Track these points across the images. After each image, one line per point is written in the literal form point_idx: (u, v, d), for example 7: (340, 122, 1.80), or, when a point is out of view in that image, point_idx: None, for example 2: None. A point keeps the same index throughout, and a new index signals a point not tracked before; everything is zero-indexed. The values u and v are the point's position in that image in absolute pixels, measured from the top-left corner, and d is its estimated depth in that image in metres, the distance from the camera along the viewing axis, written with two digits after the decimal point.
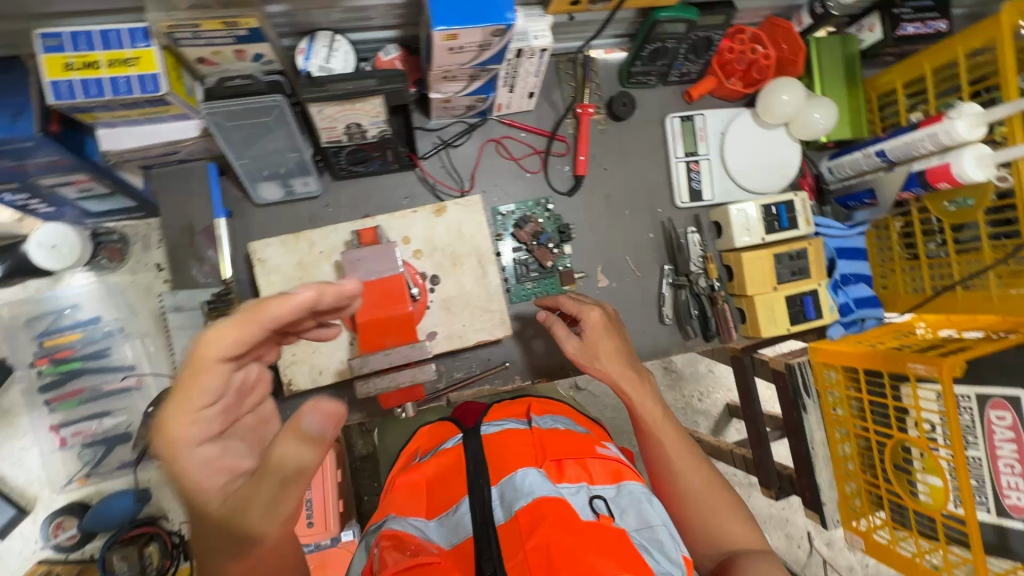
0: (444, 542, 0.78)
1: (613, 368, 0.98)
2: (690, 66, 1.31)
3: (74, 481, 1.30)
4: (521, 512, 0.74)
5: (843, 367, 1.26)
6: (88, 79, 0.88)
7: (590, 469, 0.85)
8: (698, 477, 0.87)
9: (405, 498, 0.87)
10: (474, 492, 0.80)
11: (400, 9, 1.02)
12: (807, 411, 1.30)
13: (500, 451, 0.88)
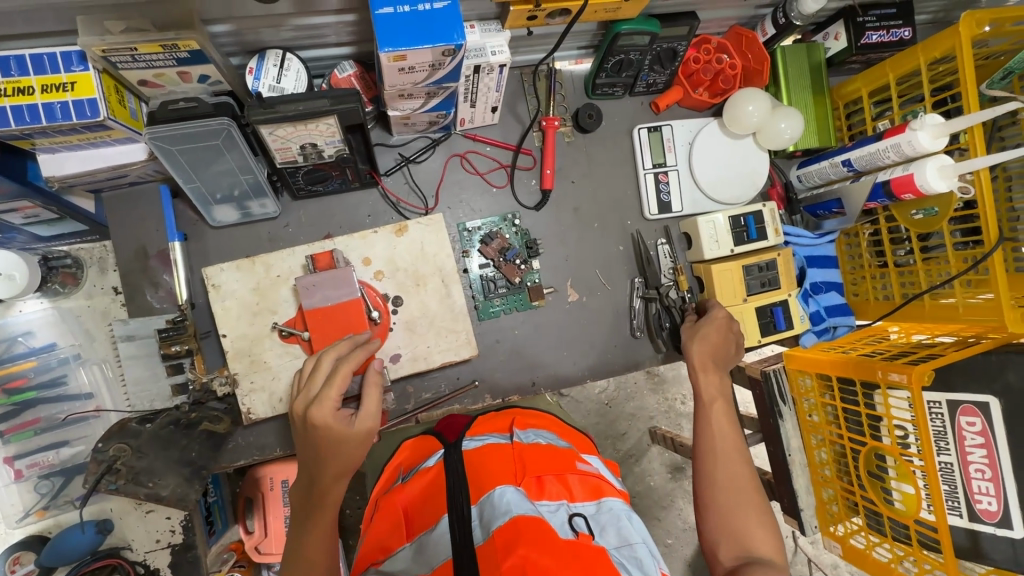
0: (423, 565, 0.73)
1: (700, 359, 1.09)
2: (656, 77, 1.29)
3: (31, 514, 1.27)
4: (498, 532, 0.70)
5: (817, 374, 1.24)
6: (19, 106, 0.84)
7: (570, 485, 0.84)
8: (740, 463, 0.90)
9: (383, 529, 0.85)
10: (453, 511, 0.77)
11: (352, 26, 0.99)
12: (783, 418, 1.28)
13: (480, 466, 0.85)
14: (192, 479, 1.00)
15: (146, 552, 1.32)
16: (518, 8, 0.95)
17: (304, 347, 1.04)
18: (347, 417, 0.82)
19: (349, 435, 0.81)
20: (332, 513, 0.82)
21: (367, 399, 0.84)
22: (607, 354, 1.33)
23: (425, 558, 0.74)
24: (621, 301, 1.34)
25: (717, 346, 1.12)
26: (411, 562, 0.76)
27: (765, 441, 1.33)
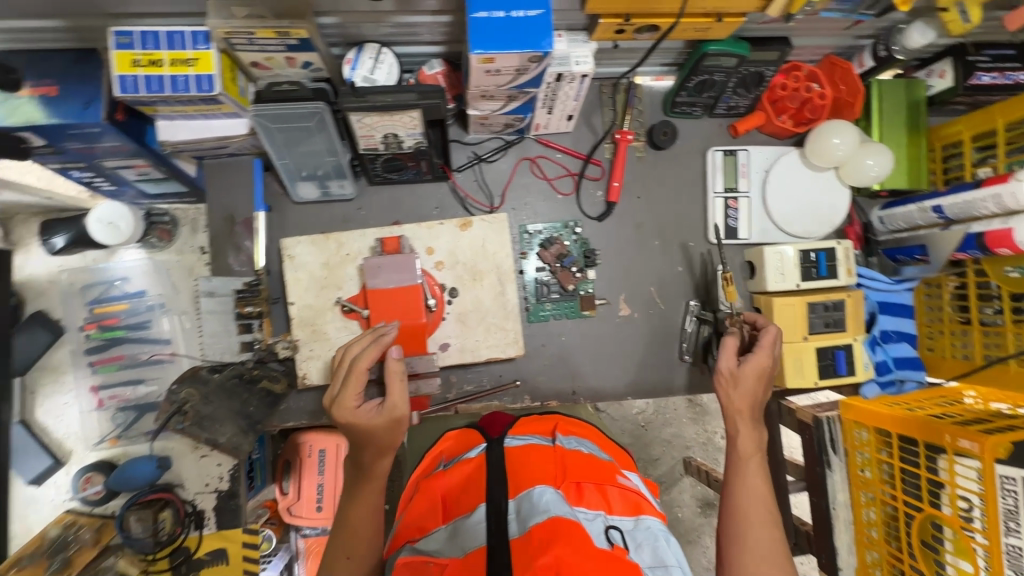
0: (455, 550, 0.75)
1: (740, 402, 0.91)
2: (738, 100, 1.27)
3: (105, 440, 1.39)
4: (536, 529, 0.70)
5: (875, 429, 1.16)
6: (151, 76, 0.95)
7: (609, 498, 0.84)
8: (765, 531, 0.79)
9: (420, 509, 0.87)
10: (491, 501, 0.78)
11: (446, 27, 1.04)
12: (831, 469, 1.23)
13: (520, 465, 0.87)
14: (247, 432, 1.08)
15: (196, 493, 1.43)
16: (608, 21, 0.96)
17: (363, 324, 1.10)
18: (374, 408, 0.85)
19: (379, 425, 0.83)
20: (376, 487, 0.87)
21: (394, 393, 0.86)
22: (652, 374, 1.31)
23: (461, 540, 0.76)
24: (673, 322, 1.32)
25: (757, 383, 0.93)
26: (445, 543, 0.79)
27: (809, 492, 1.28)
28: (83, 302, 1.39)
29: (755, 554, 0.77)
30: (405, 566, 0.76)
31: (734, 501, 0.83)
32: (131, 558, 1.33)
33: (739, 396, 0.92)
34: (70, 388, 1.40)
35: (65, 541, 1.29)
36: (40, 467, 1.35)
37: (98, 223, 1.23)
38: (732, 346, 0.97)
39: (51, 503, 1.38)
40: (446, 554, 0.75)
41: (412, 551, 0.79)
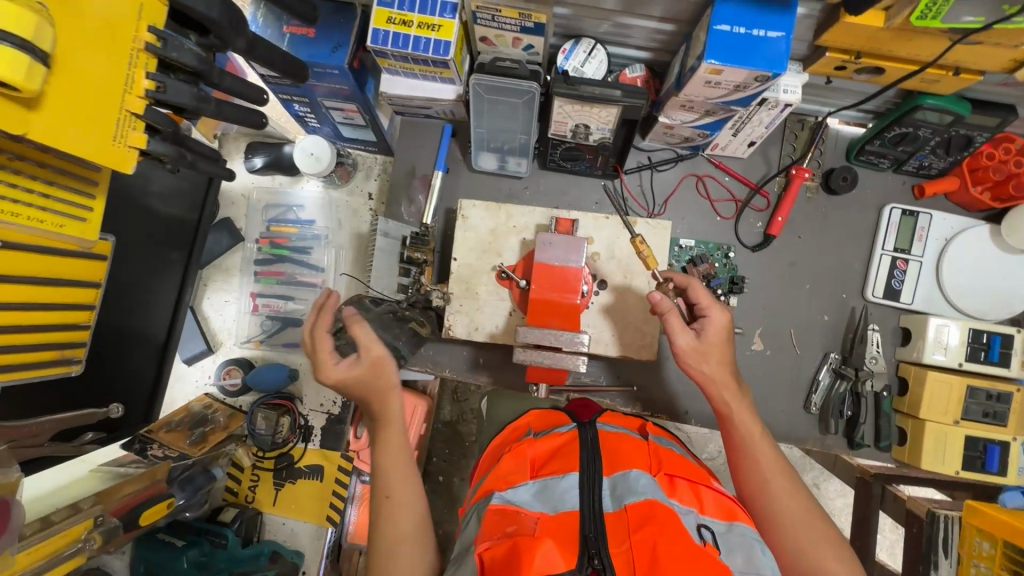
0: (545, 509, 0.79)
1: (723, 372, 0.95)
2: (933, 161, 1.21)
3: (250, 341, 1.55)
4: (633, 506, 0.75)
5: (1003, 542, 1.06)
6: (399, 33, 1.05)
7: (701, 499, 0.82)
8: (786, 483, 0.88)
9: (508, 463, 0.89)
10: (584, 473, 0.82)
11: (663, 35, 1.08)
12: (937, 570, 1.19)
13: (615, 449, 0.88)
14: (390, 363, 1.18)
15: (310, 410, 1.52)
16: (835, 55, 0.96)
17: (515, 293, 1.17)
18: (351, 361, 0.89)
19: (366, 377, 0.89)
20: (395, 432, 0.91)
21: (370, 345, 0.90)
22: (771, 417, 1.27)
23: (551, 499, 0.80)
24: (805, 370, 1.28)
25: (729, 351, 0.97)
26: (533, 499, 0.81)
27: None
28: (263, 219, 1.56)
29: (789, 514, 0.86)
30: (495, 512, 0.78)
31: (750, 463, 0.90)
32: (248, 449, 1.49)
33: (716, 369, 0.95)
34: (233, 289, 1.57)
35: (204, 417, 1.46)
36: (195, 350, 1.52)
37: (302, 152, 1.39)
38: (677, 320, 0.96)
39: (195, 384, 1.54)
40: (536, 510, 0.79)
41: (501, 500, 0.80)
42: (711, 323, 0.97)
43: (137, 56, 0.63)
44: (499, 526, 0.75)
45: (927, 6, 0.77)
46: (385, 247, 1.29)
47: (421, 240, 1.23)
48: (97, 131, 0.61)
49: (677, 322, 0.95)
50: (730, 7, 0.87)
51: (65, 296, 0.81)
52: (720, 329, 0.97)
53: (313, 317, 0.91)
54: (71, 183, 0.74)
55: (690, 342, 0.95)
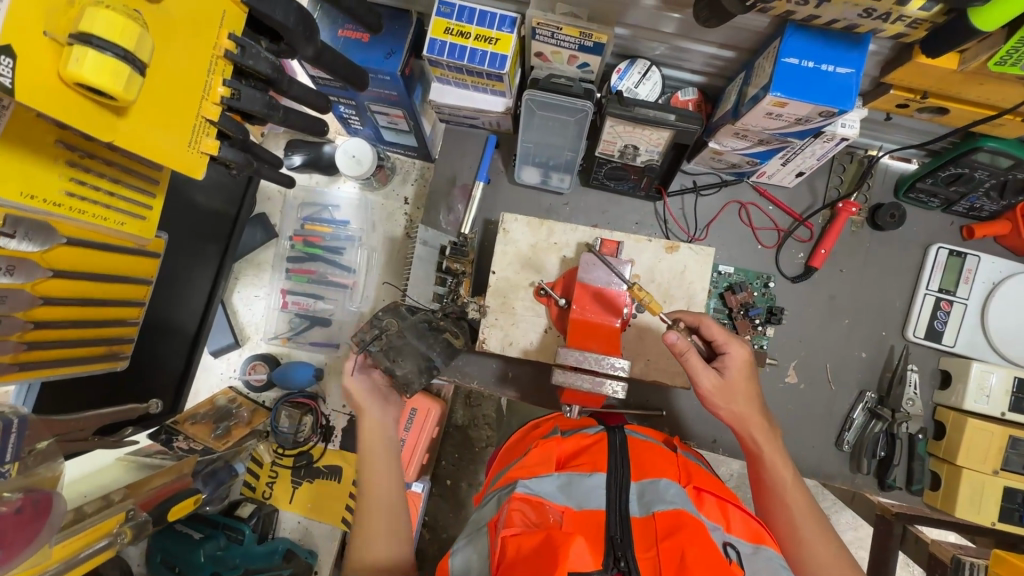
0: (571, 503, 0.80)
1: (753, 414, 0.95)
2: (984, 203, 1.19)
3: (278, 338, 1.54)
4: (662, 514, 0.76)
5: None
6: (455, 44, 1.05)
7: (727, 516, 0.82)
8: (818, 531, 0.90)
9: (533, 455, 0.90)
10: (613, 474, 0.83)
11: (721, 62, 1.07)
12: None
13: (644, 454, 0.90)
14: (429, 373, 1.17)
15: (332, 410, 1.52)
16: (899, 93, 0.94)
17: (551, 311, 1.16)
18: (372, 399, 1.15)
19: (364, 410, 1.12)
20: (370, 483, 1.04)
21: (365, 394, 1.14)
22: (802, 452, 1.25)
23: (577, 494, 0.81)
24: (838, 407, 1.26)
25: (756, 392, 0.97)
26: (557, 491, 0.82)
27: None
28: (298, 216, 1.56)
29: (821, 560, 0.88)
30: (519, 501, 0.78)
31: (780, 506, 0.93)
32: (269, 446, 1.49)
33: (744, 410, 0.95)
34: (264, 284, 1.57)
35: (228, 411, 1.46)
36: (222, 343, 1.52)
37: (343, 155, 1.40)
38: (698, 360, 0.93)
39: (220, 376, 1.54)
40: (562, 503, 0.80)
41: (525, 491, 0.81)
42: (737, 362, 0.96)
43: (216, 63, 0.64)
44: (526, 514, 0.76)
45: (1007, 53, 0.75)
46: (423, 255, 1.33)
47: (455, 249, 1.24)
48: (175, 136, 0.61)
49: (699, 363, 0.93)
50: (798, 41, 0.86)
51: (118, 290, 0.82)
52: (741, 366, 0.96)
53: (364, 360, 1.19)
54: (136, 182, 0.74)
55: (714, 383, 0.94)
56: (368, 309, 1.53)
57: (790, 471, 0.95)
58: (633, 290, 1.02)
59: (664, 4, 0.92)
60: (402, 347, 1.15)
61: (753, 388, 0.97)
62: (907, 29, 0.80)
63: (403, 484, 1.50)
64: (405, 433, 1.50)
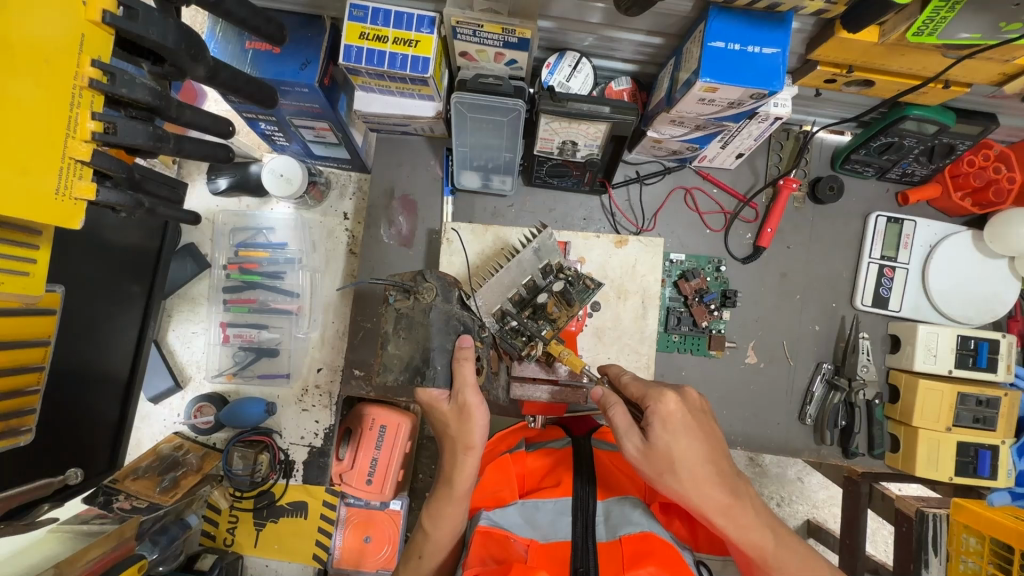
0: (537, 535, 0.79)
1: (701, 486, 0.77)
2: (916, 169, 1.21)
3: (222, 375, 1.43)
4: (629, 538, 0.75)
5: (990, 539, 1.10)
6: (373, 50, 0.99)
7: (695, 532, 0.91)
8: None
9: (493, 476, 0.93)
10: (579, 499, 0.82)
11: (649, 49, 1.05)
12: (928, 569, 1.20)
13: (611, 469, 0.92)
14: (407, 370, 0.85)
15: (290, 443, 1.41)
16: (825, 68, 0.93)
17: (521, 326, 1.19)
18: (459, 415, 0.87)
19: (451, 417, 0.88)
20: (457, 506, 0.89)
21: (462, 390, 0.85)
22: (767, 430, 1.25)
23: (539, 525, 0.81)
24: (798, 381, 1.27)
25: (701, 455, 0.78)
26: (521, 521, 0.83)
27: None
28: (230, 243, 1.45)
29: None
30: (483, 536, 0.78)
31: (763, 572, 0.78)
32: (224, 491, 1.39)
33: (684, 484, 0.77)
34: (202, 319, 1.46)
35: (174, 460, 1.36)
36: (162, 387, 1.41)
37: (271, 174, 1.30)
38: (625, 416, 0.81)
39: (163, 423, 1.43)
40: (527, 535, 0.80)
41: (489, 520, 0.81)
42: (660, 424, 0.79)
43: (80, 95, 0.56)
44: (488, 550, 0.77)
45: (924, 23, 0.75)
46: (524, 261, 1.04)
47: (566, 298, 1.00)
48: (37, 184, 0.54)
49: (622, 422, 0.81)
50: (723, 23, 0.84)
51: (8, 357, 0.73)
52: (667, 428, 0.78)
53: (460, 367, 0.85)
54: (12, 234, 0.65)
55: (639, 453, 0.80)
56: (318, 334, 1.45)
57: (773, 536, 0.78)
58: (548, 347, 0.98)
59: None
60: (414, 322, 0.85)
61: (694, 448, 0.78)
62: (827, 4, 0.79)
63: (382, 503, 1.44)
64: (376, 452, 1.41)
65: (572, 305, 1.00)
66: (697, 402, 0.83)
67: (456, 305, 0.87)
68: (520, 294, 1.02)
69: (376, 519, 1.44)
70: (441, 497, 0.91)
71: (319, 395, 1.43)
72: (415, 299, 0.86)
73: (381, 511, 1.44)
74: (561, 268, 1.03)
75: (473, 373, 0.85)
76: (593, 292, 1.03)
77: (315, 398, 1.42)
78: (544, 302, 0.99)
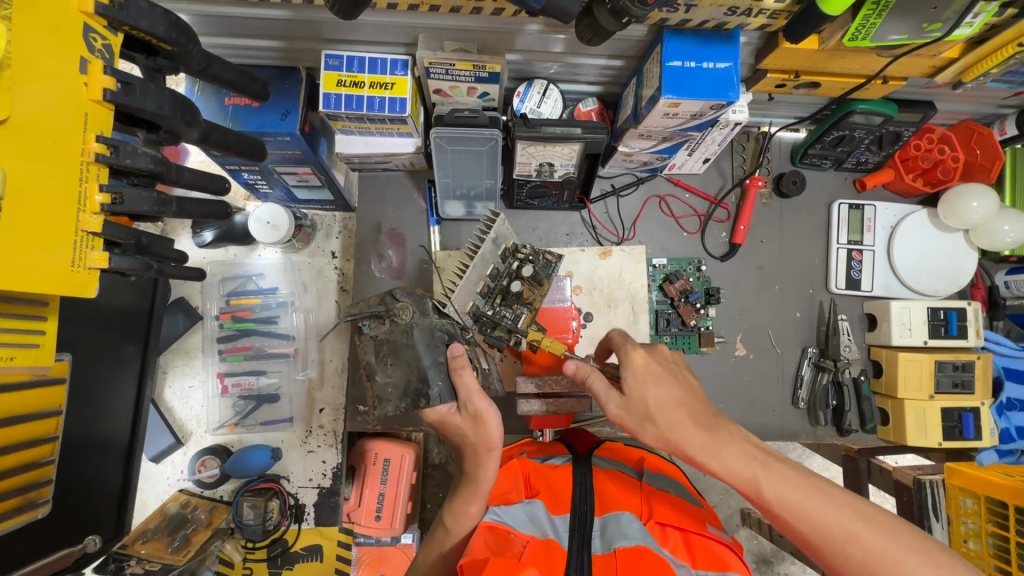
0: (536, 534, 0.83)
1: (676, 436, 0.84)
2: (869, 157, 1.30)
3: (224, 426, 1.43)
4: (623, 551, 0.77)
5: (985, 498, 1.15)
6: (352, 95, 1.03)
7: (692, 551, 0.83)
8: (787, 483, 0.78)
9: (503, 481, 0.98)
10: (576, 515, 0.86)
11: (611, 71, 1.11)
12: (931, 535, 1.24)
13: (609, 488, 0.93)
14: (407, 396, 0.88)
15: (298, 486, 1.40)
16: (775, 75, 1.01)
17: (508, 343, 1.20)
18: (472, 420, 0.91)
19: (467, 426, 0.92)
20: (478, 504, 0.96)
21: (469, 399, 0.89)
22: (764, 417, 1.30)
23: (540, 525, 0.85)
24: (788, 367, 1.32)
25: (682, 396, 0.86)
26: (522, 519, 0.86)
27: None
28: (221, 293, 1.46)
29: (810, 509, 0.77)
30: (486, 530, 0.83)
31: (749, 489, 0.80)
32: (236, 543, 1.35)
33: (664, 427, 0.85)
34: (197, 372, 1.45)
35: (183, 518, 1.35)
36: (163, 445, 1.39)
37: (257, 222, 1.32)
38: (601, 382, 0.90)
39: (166, 481, 1.40)
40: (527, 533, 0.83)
41: (494, 515, 0.86)
42: (632, 378, 0.87)
43: (87, 170, 0.58)
44: (491, 545, 0.80)
45: (857, 29, 0.83)
46: (486, 253, 1.06)
47: (536, 279, 1.07)
48: (54, 258, 0.56)
49: (601, 387, 0.89)
50: (678, 43, 0.91)
51: (19, 432, 0.74)
52: (627, 411, 0.88)
53: (463, 375, 0.88)
54: (19, 308, 0.66)
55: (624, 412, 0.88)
56: (316, 374, 1.45)
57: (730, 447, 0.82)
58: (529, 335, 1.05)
59: (548, 28, 0.95)
60: (398, 345, 0.87)
61: (675, 389, 0.87)
62: (768, 19, 0.86)
63: (393, 539, 1.47)
64: (382, 485, 1.44)
65: (541, 284, 1.06)
66: (665, 357, 0.93)
67: (434, 314, 0.90)
68: (487, 285, 1.08)
69: (388, 556, 1.46)
70: (465, 495, 0.98)
71: (323, 435, 1.43)
72: (393, 322, 0.88)
73: (392, 547, 1.47)
74: (518, 249, 1.10)
75: (474, 380, 0.89)
76: (556, 264, 1.10)
77: (320, 438, 1.42)
78: (518, 289, 1.04)
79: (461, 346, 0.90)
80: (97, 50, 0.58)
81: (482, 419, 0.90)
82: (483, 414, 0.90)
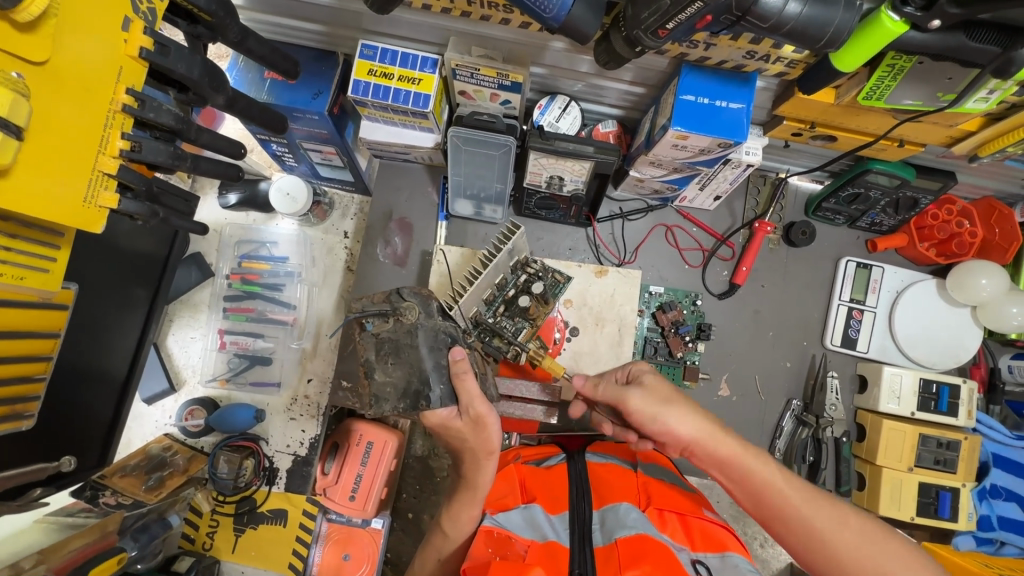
0: (538, 537, 0.83)
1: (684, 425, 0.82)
2: (883, 219, 1.29)
3: (216, 380, 1.48)
4: (624, 541, 0.78)
5: None
6: (379, 85, 1.07)
7: (691, 533, 0.86)
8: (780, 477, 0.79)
9: (498, 487, 0.99)
10: (575, 511, 0.88)
11: (632, 97, 1.14)
12: None
13: (603, 481, 0.97)
14: (406, 397, 0.87)
15: (275, 451, 1.45)
16: (791, 123, 1.02)
17: None
18: (473, 424, 0.91)
19: (467, 430, 0.91)
20: (474, 512, 0.94)
21: (471, 404, 0.88)
22: None
23: (540, 528, 0.86)
24: (770, 416, 1.31)
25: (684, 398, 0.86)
26: (523, 522, 0.87)
27: None
28: (235, 254, 1.51)
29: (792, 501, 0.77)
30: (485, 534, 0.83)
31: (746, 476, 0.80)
32: (207, 494, 1.40)
33: (675, 417, 0.82)
34: (201, 325, 1.52)
35: (162, 460, 1.40)
36: (157, 388, 1.45)
37: (278, 193, 1.38)
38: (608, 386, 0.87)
39: (155, 423, 1.47)
40: (529, 537, 0.84)
41: (493, 519, 0.86)
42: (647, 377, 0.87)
43: (113, 118, 0.64)
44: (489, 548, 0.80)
45: (871, 89, 0.83)
46: (499, 262, 1.14)
47: (544, 297, 1.08)
48: (69, 192, 0.61)
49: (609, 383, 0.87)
50: (695, 80, 0.93)
51: (17, 346, 0.80)
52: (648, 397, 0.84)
53: (467, 380, 0.87)
54: (37, 234, 0.72)
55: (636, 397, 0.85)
56: (310, 346, 1.50)
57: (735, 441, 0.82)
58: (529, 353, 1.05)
59: (573, 47, 0.99)
60: (400, 345, 0.87)
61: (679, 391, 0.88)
62: (786, 68, 0.88)
63: (363, 521, 1.45)
64: (360, 468, 1.43)
65: (547, 303, 1.07)
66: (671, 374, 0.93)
67: (438, 317, 0.89)
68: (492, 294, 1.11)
69: (355, 536, 1.44)
70: (464, 500, 0.96)
71: (306, 405, 1.47)
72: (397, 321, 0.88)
73: (361, 528, 1.45)
74: (528, 263, 1.11)
75: (475, 385, 0.88)
76: (564, 285, 1.12)
77: (303, 408, 1.47)
78: (525, 304, 1.05)
79: (463, 350, 0.87)
80: (141, 12, 0.64)
81: (482, 417, 0.90)
82: (487, 422, 0.90)
